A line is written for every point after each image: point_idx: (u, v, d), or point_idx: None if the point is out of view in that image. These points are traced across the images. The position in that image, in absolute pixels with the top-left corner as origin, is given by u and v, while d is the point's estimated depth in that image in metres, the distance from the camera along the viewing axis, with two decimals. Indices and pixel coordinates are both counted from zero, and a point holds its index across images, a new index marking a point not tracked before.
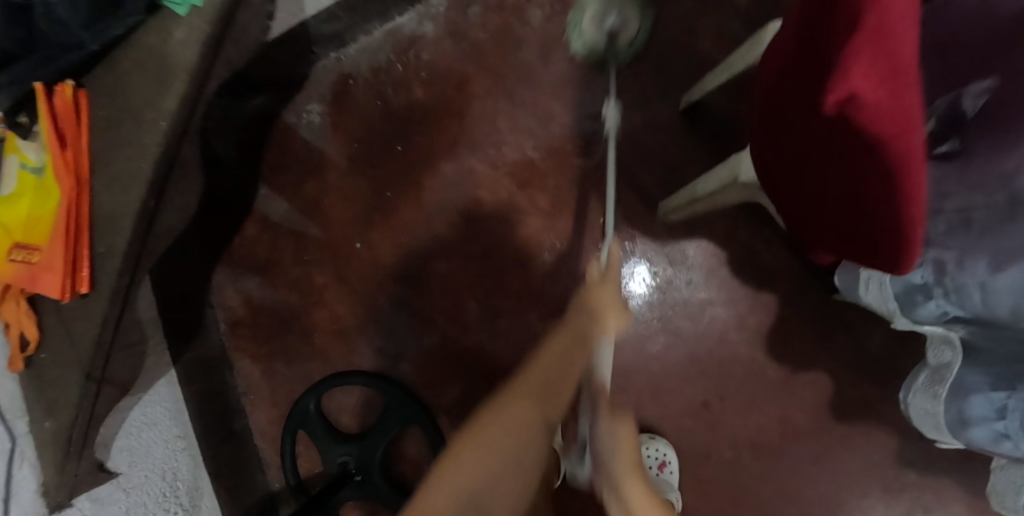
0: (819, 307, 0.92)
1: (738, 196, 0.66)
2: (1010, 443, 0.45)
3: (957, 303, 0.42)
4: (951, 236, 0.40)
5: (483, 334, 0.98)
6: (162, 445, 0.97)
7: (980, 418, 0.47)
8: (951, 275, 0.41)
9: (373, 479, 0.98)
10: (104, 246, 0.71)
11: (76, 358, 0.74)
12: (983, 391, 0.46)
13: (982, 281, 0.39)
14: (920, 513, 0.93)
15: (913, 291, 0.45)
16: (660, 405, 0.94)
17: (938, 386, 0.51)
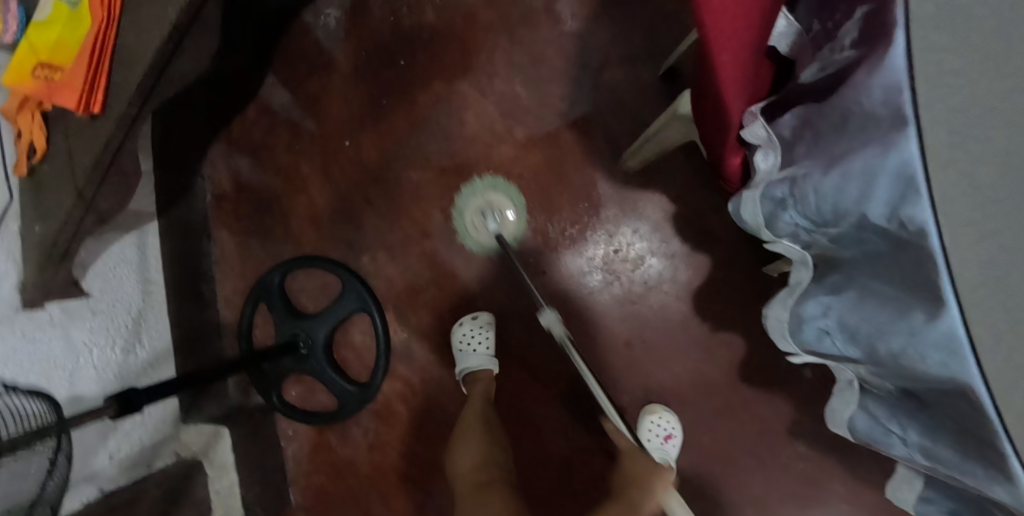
0: (749, 277, 1.00)
1: (677, 134, 0.75)
2: (829, 339, 0.53)
3: (802, 211, 0.50)
4: (807, 157, 0.49)
5: (443, 244, 1.07)
6: (133, 285, 1.05)
7: (811, 318, 0.54)
8: (798, 185, 0.49)
9: (316, 355, 1.07)
10: (121, 78, 0.81)
11: (73, 177, 0.83)
12: (817, 297, 0.53)
13: (815, 186, 0.47)
14: (799, 479, 1.02)
15: (776, 205, 0.53)
16: (586, 336, 1.03)
17: (790, 296, 0.57)
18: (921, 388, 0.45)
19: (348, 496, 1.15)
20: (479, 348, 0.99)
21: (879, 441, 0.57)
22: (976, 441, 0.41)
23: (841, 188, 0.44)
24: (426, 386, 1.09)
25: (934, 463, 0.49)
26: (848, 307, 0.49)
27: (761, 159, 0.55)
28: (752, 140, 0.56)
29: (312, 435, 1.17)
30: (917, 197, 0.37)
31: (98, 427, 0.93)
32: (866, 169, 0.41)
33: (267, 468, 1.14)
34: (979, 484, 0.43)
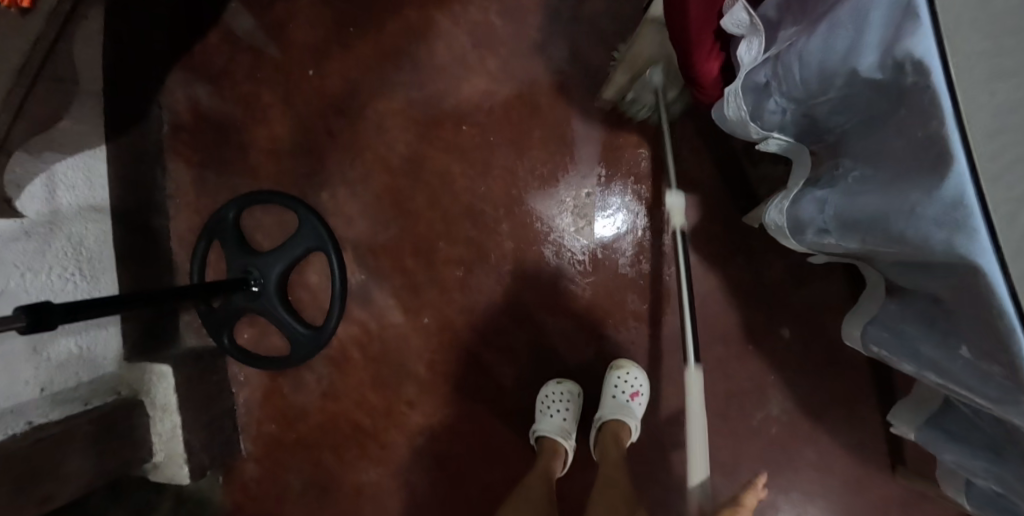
0: (727, 225, 0.94)
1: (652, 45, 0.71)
2: (830, 237, 0.51)
3: (787, 91, 0.46)
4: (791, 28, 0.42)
5: (407, 181, 1.01)
6: (74, 211, 0.97)
7: (809, 219, 0.53)
8: (783, 61, 0.43)
9: (269, 294, 1.02)
10: None
11: None
12: (813, 195, 0.52)
13: (801, 56, 0.41)
14: (765, 440, 0.98)
15: (761, 95, 0.48)
16: (553, 284, 0.98)
17: (784, 199, 0.58)
18: (934, 286, 0.41)
19: (301, 446, 1.10)
20: (556, 416, 0.91)
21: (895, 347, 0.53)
22: (979, 343, 0.36)
23: (830, 49, 0.38)
24: (384, 331, 1.03)
25: (939, 374, 0.44)
26: (838, 204, 0.47)
27: (744, 48, 0.46)
28: (734, 30, 0.45)
29: (264, 381, 1.11)
30: (915, 27, 0.30)
31: (25, 357, 0.86)
32: (855, 11, 0.34)
33: (214, 413, 1.08)
34: (984, 395, 0.38)
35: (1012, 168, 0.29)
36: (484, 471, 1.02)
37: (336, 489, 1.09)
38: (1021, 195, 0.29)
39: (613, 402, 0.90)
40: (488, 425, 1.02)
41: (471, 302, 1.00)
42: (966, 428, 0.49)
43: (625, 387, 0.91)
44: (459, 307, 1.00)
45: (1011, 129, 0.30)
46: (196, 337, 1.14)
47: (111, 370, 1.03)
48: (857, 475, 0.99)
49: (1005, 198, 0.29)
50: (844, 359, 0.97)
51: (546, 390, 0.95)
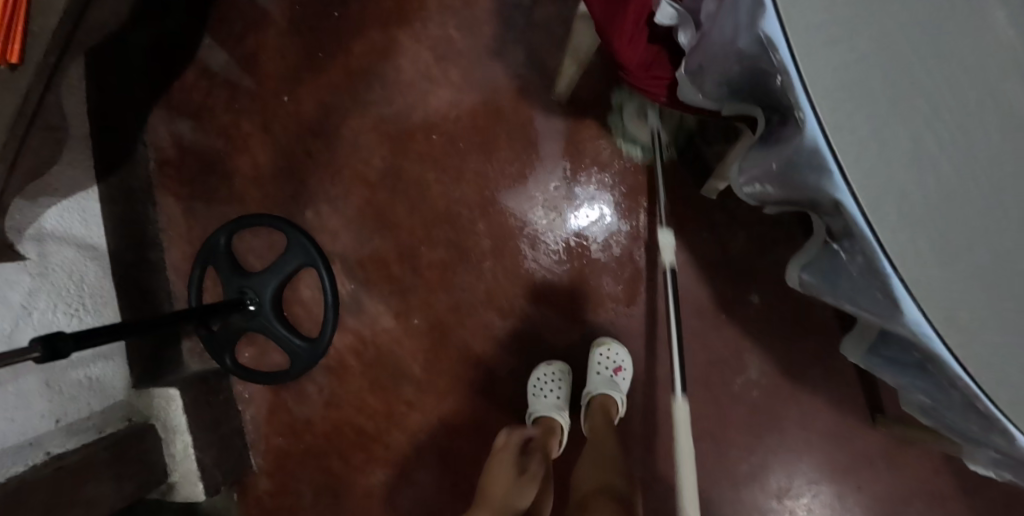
0: (690, 204, 1.00)
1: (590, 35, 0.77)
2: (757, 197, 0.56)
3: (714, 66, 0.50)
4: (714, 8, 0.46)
5: (386, 191, 1.07)
6: (73, 251, 1.02)
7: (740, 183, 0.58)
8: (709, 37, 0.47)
9: (265, 311, 1.07)
10: (37, 26, 0.72)
11: None
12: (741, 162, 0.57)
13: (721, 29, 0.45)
14: (748, 403, 1.03)
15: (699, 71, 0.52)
16: (531, 275, 1.03)
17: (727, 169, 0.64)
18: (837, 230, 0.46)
19: (308, 456, 1.14)
20: (550, 396, 0.97)
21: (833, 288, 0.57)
22: (865, 273, 0.41)
23: (727, 30, 0.44)
24: (377, 337, 1.08)
25: (854, 310, 0.49)
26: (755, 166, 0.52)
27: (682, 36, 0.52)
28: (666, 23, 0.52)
29: (267, 398, 1.15)
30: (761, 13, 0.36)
31: (41, 391, 0.91)
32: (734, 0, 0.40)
33: (222, 432, 1.12)
34: (880, 319, 0.43)
35: (855, 116, 0.35)
36: (484, 461, 1.07)
37: (346, 494, 1.13)
38: (865, 136, 0.35)
39: (601, 378, 0.95)
40: (485, 417, 1.06)
41: (455, 301, 1.05)
42: (895, 352, 0.53)
43: (606, 364, 0.96)
44: (445, 306, 1.06)
45: (850, 83, 0.36)
46: (199, 362, 1.18)
47: (121, 398, 1.08)
48: (835, 426, 1.05)
49: (850, 141, 0.35)
50: (815, 318, 1.02)
51: (537, 375, 1.00)
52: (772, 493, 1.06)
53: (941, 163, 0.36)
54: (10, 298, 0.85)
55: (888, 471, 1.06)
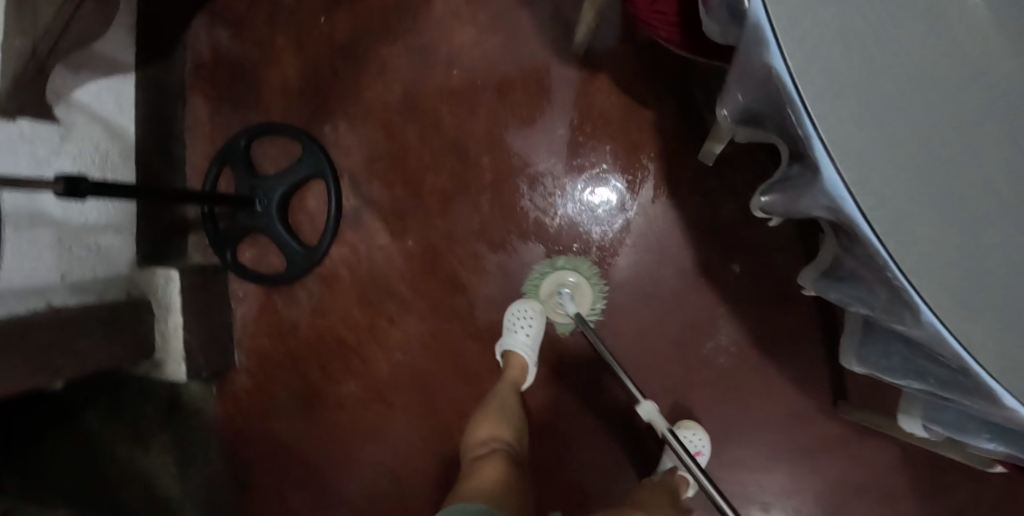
0: (686, 166, 1.04)
1: None
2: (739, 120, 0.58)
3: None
4: None
5: (401, 117, 1.13)
6: (104, 130, 1.09)
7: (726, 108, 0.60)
8: None
9: (271, 212, 1.12)
10: None
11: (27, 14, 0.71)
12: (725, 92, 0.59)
13: None
14: (715, 368, 1.06)
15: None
16: (526, 215, 1.07)
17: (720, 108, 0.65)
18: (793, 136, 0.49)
19: (289, 358, 1.19)
20: (521, 333, 1.01)
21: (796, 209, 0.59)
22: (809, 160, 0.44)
23: None
24: (371, 252, 1.13)
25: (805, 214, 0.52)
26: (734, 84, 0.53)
27: None
28: None
29: (259, 298, 1.21)
30: None
31: (52, 247, 0.98)
32: None
33: (213, 323, 1.18)
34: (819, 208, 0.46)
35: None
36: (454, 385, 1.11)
37: (318, 401, 1.18)
38: (799, 15, 0.39)
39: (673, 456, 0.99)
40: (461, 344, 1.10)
41: (450, 228, 1.10)
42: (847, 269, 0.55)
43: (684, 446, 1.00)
44: (440, 232, 1.10)
45: None
46: (202, 255, 1.23)
47: (124, 272, 1.14)
48: (798, 407, 1.07)
49: (786, 16, 0.38)
50: (793, 296, 1.05)
51: (513, 309, 1.04)
52: (722, 459, 1.09)
53: (865, 45, 0.40)
54: (37, 154, 0.92)
55: (844, 458, 1.08)
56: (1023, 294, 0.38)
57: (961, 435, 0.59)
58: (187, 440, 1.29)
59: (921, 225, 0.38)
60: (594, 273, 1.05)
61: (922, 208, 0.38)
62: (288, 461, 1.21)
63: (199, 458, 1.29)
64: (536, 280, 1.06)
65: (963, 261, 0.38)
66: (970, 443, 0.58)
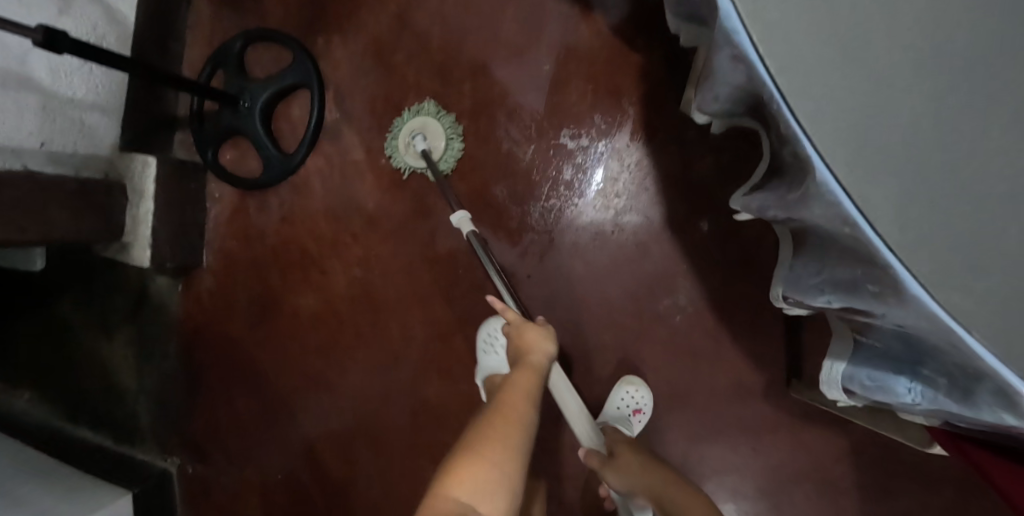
0: (667, 116, 1.03)
1: None
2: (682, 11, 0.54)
3: None
4: None
5: (392, 35, 1.13)
6: (105, 11, 1.08)
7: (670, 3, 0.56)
8: None
9: (254, 114, 1.13)
10: None
11: None
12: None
13: None
14: (666, 325, 1.04)
15: None
16: (499, 145, 1.07)
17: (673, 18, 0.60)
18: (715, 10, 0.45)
19: (254, 263, 1.21)
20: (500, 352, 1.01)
21: (742, 115, 0.56)
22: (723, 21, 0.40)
23: None
24: (344, 166, 1.14)
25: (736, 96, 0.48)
26: None
27: None
28: None
29: (233, 201, 1.22)
30: None
31: (36, 113, 0.98)
32: None
33: (184, 219, 1.20)
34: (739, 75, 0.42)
35: None
36: (408, 307, 1.12)
37: (276, 308, 1.21)
38: None
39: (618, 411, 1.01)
40: (418, 267, 1.11)
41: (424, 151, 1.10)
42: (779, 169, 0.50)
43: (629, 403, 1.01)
44: (415, 154, 1.11)
45: None
46: (186, 153, 1.25)
47: (105, 154, 1.15)
48: (750, 381, 1.03)
49: None
50: (759, 262, 1.01)
51: (489, 327, 1.04)
52: (665, 423, 1.06)
53: None
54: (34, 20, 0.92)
55: (790, 441, 1.04)
56: (930, 160, 0.35)
57: (879, 379, 0.54)
58: (150, 334, 1.33)
59: (831, 77, 0.35)
60: (436, 109, 1.07)
61: (837, 56, 0.35)
62: (239, 364, 1.26)
63: (158, 353, 1.34)
64: (393, 136, 1.08)
65: (874, 122, 0.35)
66: (886, 388, 0.53)
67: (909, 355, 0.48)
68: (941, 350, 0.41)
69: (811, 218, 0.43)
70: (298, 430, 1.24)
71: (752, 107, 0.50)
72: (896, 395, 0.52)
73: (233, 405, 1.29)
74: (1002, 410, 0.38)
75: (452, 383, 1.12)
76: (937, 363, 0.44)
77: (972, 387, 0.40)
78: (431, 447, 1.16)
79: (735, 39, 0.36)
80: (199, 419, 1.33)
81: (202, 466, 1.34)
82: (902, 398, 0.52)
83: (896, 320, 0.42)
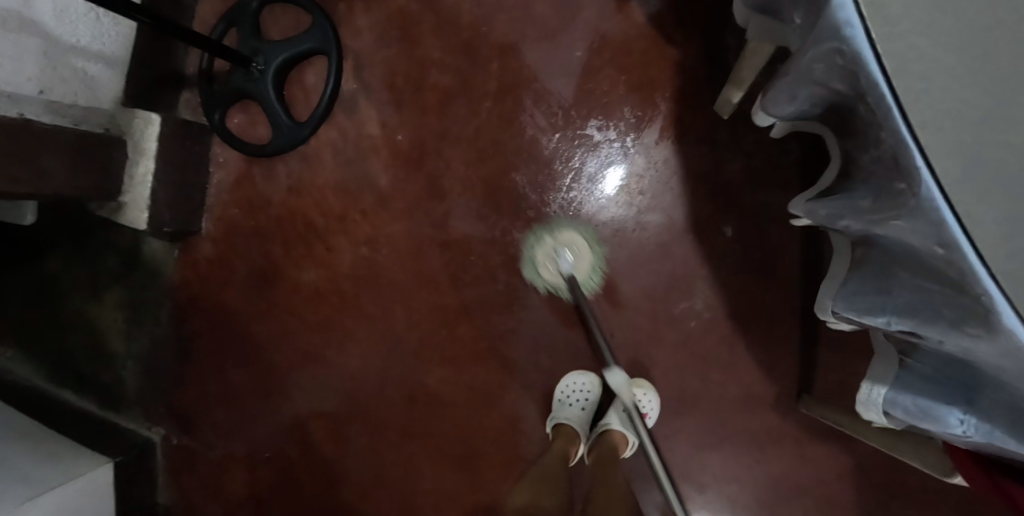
0: (700, 114, 0.99)
1: None
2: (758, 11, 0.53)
3: None
4: None
5: (420, 5, 1.07)
6: None
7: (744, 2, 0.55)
8: None
9: (266, 78, 1.07)
10: None
11: None
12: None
13: None
14: (681, 329, 1.01)
15: None
16: (523, 131, 1.03)
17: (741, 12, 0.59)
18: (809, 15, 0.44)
19: (257, 234, 1.16)
20: (575, 406, 1.00)
21: (813, 119, 0.55)
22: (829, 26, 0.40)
23: None
24: (359, 139, 1.09)
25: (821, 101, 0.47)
26: None
27: None
28: None
29: (238, 166, 1.17)
30: None
31: (35, 57, 0.92)
32: None
33: (186, 181, 1.15)
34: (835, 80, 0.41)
35: None
36: (415, 291, 1.08)
37: (276, 282, 1.17)
38: None
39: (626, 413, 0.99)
40: (428, 251, 1.07)
41: (444, 130, 1.06)
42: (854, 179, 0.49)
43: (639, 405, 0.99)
44: (434, 133, 1.06)
45: None
46: (192, 113, 1.19)
47: (106, 108, 1.09)
48: (761, 393, 1.01)
49: None
50: (782, 273, 0.99)
51: (569, 380, 1.03)
52: (670, 429, 1.03)
53: None
54: None
55: (795, 457, 1.02)
56: None
57: (920, 407, 0.54)
58: (143, 298, 1.28)
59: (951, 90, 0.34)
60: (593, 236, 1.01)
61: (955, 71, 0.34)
62: (234, 336, 1.23)
63: (150, 319, 1.29)
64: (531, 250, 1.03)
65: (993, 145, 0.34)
66: (926, 416, 0.53)
67: (964, 384, 0.48)
68: (1004, 383, 0.41)
69: (896, 235, 0.42)
70: (291, 409, 1.21)
71: (833, 111, 0.49)
72: (934, 424, 0.52)
73: (225, 377, 1.25)
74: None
75: (455, 373, 1.09)
76: (995, 394, 0.44)
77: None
78: (426, 436, 1.13)
79: (848, 37, 0.36)
80: (188, 390, 1.29)
81: (190, 438, 1.31)
82: (940, 429, 0.52)
83: (961, 347, 0.43)
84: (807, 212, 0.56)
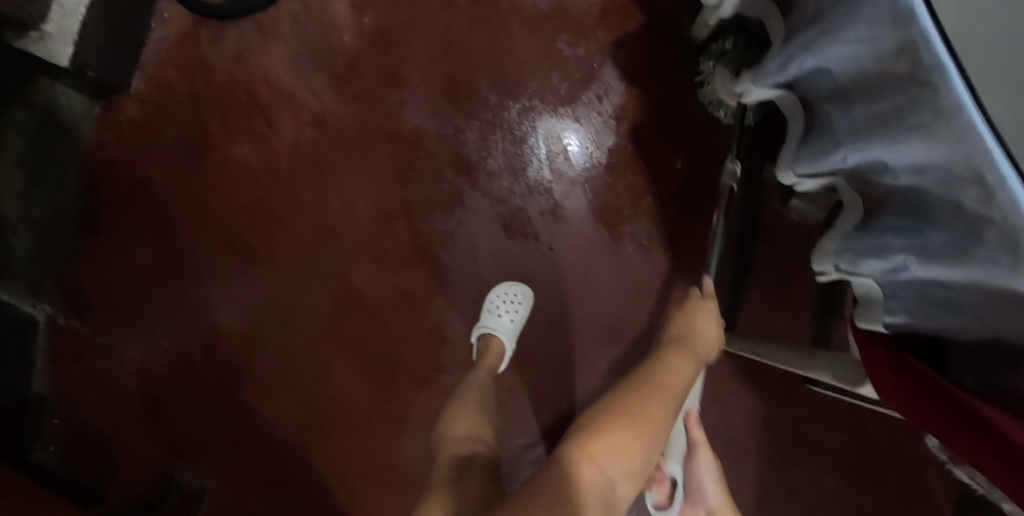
0: (671, 45, 1.00)
1: None
2: None
3: None
4: None
5: None
6: None
7: None
8: None
9: None
10: None
11: None
12: None
13: None
14: (618, 254, 1.00)
15: None
16: (494, 33, 1.02)
17: None
18: None
19: (192, 99, 1.08)
20: (504, 317, 0.95)
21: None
22: None
23: None
24: (322, 16, 1.05)
25: None
26: None
27: None
28: None
29: (185, 24, 1.09)
30: None
31: None
32: None
33: (122, 26, 1.05)
34: None
35: None
36: (354, 181, 1.04)
37: (205, 154, 1.09)
38: None
39: None
40: (376, 142, 1.03)
41: (413, 21, 1.03)
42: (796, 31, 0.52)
43: None
44: (402, 22, 1.03)
45: None
46: None
47: None
48: None
49: None
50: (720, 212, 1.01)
51: (500, 290, 0.98)
52: (597, 356, 1.01)
53: None
54: None
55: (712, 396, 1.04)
56: None
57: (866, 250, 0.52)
58: (43, 157, 1.14)
59: None
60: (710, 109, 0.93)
61: None
62: (148, 209, 1.12)
63: (54, 180, 1.16)
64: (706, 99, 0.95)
65: None
66: (872, 254, 0.52)
67: (911, 218, 0.47)
68: (953, 200, 0.40)
69: (855, 50, 0.42)
70: (200, 296, 1.12)
71: None
72: (878, 263, 0.52)
73: (129, 252, 1.14)
74: (998, 258, 0.37)
75: (383, 271, 1.04)
76: (937, 218, 0.43)
77: (971, 236, 0.40)
78: (345, 338, 1.07)
79: None
80: (85, 266, 1.16)
81: (79, 320, 1.18)
82: (884, 267, 0.51)
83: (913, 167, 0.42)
84: (762, 72, 0.57)
